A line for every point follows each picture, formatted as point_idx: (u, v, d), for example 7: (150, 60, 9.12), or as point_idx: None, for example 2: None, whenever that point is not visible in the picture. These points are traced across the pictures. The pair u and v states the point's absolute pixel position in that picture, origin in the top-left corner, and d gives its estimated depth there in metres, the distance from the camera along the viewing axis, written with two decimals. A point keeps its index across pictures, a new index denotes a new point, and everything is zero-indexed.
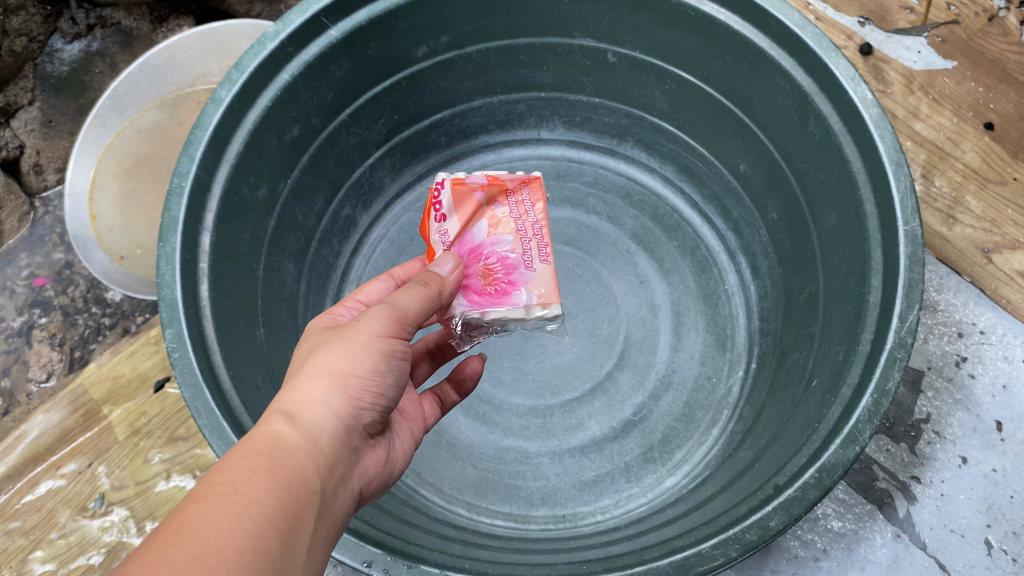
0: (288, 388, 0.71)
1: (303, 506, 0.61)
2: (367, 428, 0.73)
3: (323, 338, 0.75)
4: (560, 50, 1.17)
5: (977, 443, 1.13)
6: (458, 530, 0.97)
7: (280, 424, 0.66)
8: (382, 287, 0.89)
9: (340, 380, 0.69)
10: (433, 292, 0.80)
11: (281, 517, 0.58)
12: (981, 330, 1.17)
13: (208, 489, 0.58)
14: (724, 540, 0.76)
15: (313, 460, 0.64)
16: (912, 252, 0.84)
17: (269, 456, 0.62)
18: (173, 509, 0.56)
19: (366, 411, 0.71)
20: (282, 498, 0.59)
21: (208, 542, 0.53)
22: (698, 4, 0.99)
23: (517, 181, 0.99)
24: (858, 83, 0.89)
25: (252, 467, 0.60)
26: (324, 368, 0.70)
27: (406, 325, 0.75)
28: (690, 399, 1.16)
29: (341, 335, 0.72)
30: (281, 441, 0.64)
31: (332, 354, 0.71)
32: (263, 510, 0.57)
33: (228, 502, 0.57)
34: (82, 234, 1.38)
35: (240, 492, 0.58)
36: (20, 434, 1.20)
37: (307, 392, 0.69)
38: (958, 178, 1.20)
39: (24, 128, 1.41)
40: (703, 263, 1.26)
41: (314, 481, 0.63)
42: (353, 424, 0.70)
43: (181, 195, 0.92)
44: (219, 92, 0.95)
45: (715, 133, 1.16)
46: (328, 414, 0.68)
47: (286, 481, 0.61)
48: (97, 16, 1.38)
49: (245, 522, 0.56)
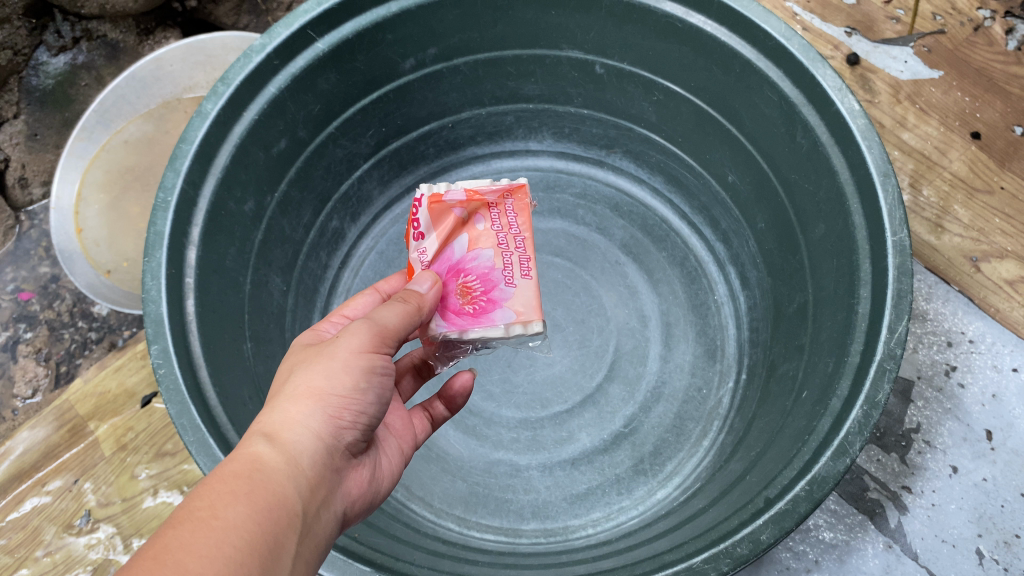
0: (269, 409, 0.70)
1: (283, 530, 0.60)
2: (349, 448, 0.72)
3: (304, 356, 0.74)
4: (548, 61, 1.17)
5: (967, 452, 1.13)
6: (447, 546, 0.97)
7: (260, 446, 0.66)
8: (368, 301, 0.90)
9: (320, 400, 0.69)
10: (412, 308, 0.80)
11: (261, 541, 0.57)
12: (970, 339, 1.18)
13: (186, 514, 0.57)
14: (715, 554, 0.75)
15: (293, 482, 0.64)
16: (900, 263, 0.84)
17: (249, 479, 0.61)
18: (150, 537, 0.55)
19: (347, 430, 0.71)
20: (262, 522, 0.58)
21: (186, 569, 0.52)
22: (685, 15, 0.99)
23: (499, 194, 0.98)
24: (845, 94, 0.90)
25: (231, 492, 0.60)
26: (304, 388, 0.69)
27: (387, 340, 0.75)
28: (680, 410, 1.15)
29: (322, 353, 0.72)
30: (261, 463, 0.64)
31: (312, 372, 0.70)
32: (243, 534, 0.57)
33: (206, 526, 0.56)
34: (68, 248, 1.36)
35: (218, 517, 0.57)
36: (5, 450, 1.19)
37: (288, 412, 0.68)
38: (945, 187, 1.21)
39: (8, 141, 1.40)
40: (692, 273, 1.26)
41: (295, 504, 0.63)
42: (335, 444, 0.69)
43: (167, 210, 0.91)
44: (205, 105, 0.94)
45: (703, 144, 1.16)
46: (308, 435, 0.67)
47: (265, 504, 0.60)
48: (83, 29, 1.38)
49: (224, 548, 0.55)
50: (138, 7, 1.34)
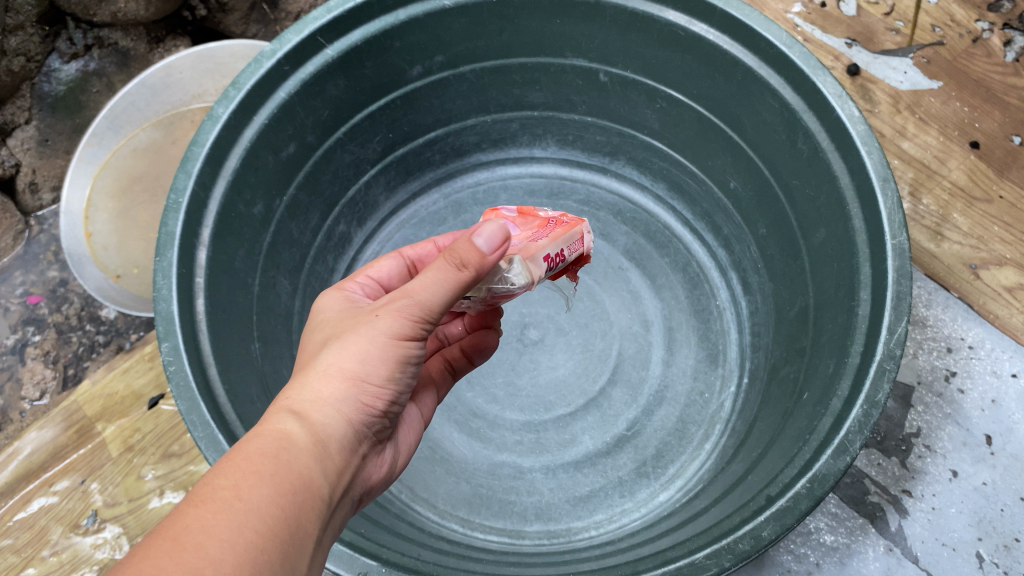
0: (299, 382, 0.71)
1: (307, 513, 0.61)
2: (375, 428, 0.74)
3: (340, 327, 0.75)
4: (552, 69, 1.19)
5: (967, 457, 1.14)
6: (451, 544, 0.98)
7: (289, 424, 0.66)
8: (392, 265, 0.92)
9: (353, 382, 0.69)
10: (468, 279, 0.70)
11: (283, 525, 0.58)
12: (969, 345, 1.19)
13: (210, 494, 0.58)
14: (717, 550, 0.76)
15: (320, 464, 0.65)
16: (900, 266, 0.85)
17: (275, 459, 0.62)
18: (172, 513, 0.56)
19: (376, 412, 0.72)
20: (285, 505, 0.60)
21: (207, 553, 0.53)
22: (688, 24, 1.01)
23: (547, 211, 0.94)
24: (845, 100, 0.92)
25: (257, 472, 0.60)
26: (336, 368, 0.70)
27: (427, 323, 0.72)
28: (683, 414, 1.16)
29: (359, 331, 0.71)
30: (288, 442, 0.64)
31: (347, 352, 0.70)
32: (265, 519, 0.58)
33: (229, 509, 0.57)
34: (77, 251, 1.38)
35: (243, 499, 0.58)
36: (13, 451, 1.20)
37: (320, 391, 0.69)
38: (944, 196, 1.22)
39: (20, 146, 1.42)
40: (695, 279, 1.27)
41: (319, 487, 0.64)
42: (363, 424, 0.71)
43: (178, 211, 0.92)
44: (216, 109, 0.96)
45: (705, 150, 1.18)
46: (338, 417, 0.68)
47: (290, 487, 0.61)
48: (95, 36, 1.39)
49: (246, 532, 0.56)
50: (148, 15, 1.36)
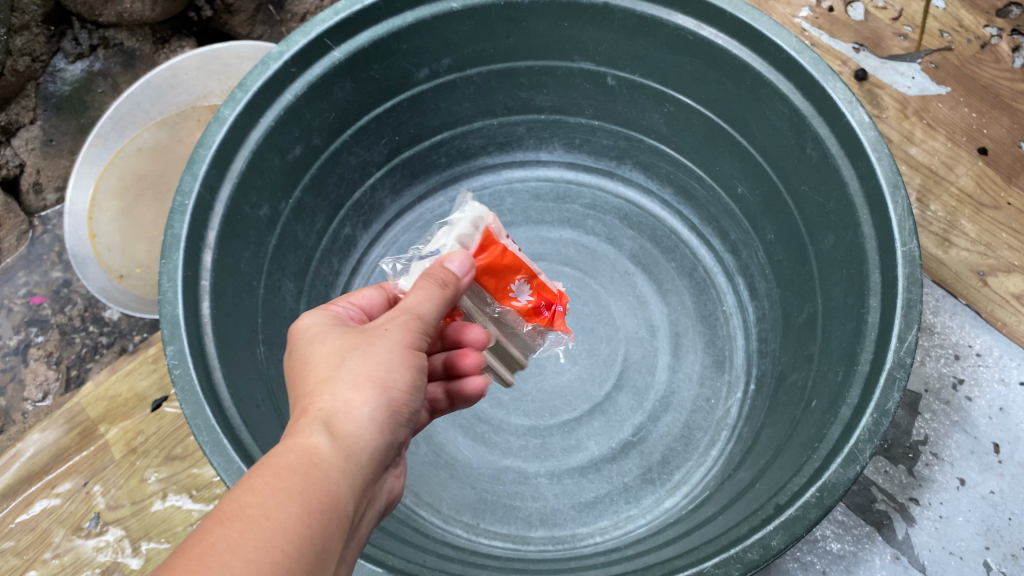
0: (323, 394, 0.69)
1: (333, 534, 0.59)
2: (394, 444, 0.73)
3: (351, 339, 0.74)
4: (560, 72, 1.18)
5: (974, 465, 1.13)
6: (456, 551, 0.97)
7: (318, 437, 0.65)
8: (375, 295, 0.90)
9: (381, 394, 0.70)
10: (449, 293, 0.81)
11: (310, 546, 0.57)
12: (977, 352, 1.18)
13: (237, 512, 0.55)
14: (726, 559, 0.76)
15: (348, 481, 0.63)
16: (910, 273, 0.85)
17: (305, 475, 0.60)
18: (196, 530, 0.54)
19: (398, 426, 0.72)
20: (313, 525, 0.58)
21: (232, 574, 0.51)
22: (697, 28, 1.01)
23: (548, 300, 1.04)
24: (855, 106, 0.91)
25: (287, 489, 0.58)
26: (364, 379, 0.70)
27: (424, 333, 0.77)
28: (689, 420, 1.16)
29: (371, 345, 0.72)
30: (318, 456, 0.63)
31: (371, 364, 0.71)
32: (293, 539, 0.55)
33: (258, 529, 0.55)
34: (81, 252, 1.36)
35: (270, 518, 0.56)
36: (15, 453, 1.19)
37: (348, 400, 0.68)
38: (953, 203, 1.22)
39: (24, 146, 1.41)
40: (701, 284, 1.27)
41: (345, 505, 0.62)
42: (388, 438, 0.70)
43: (184, 213, 0.92)
44: (222, 111, 0.95)
45: (713, 155, 1.17)
46: (369, 430, 0.68)
47: (318, 506, 0.59)
48: (100, 36, 1.38)
49: (275, 554, 0.54)
50: (155, 15, 1.36)
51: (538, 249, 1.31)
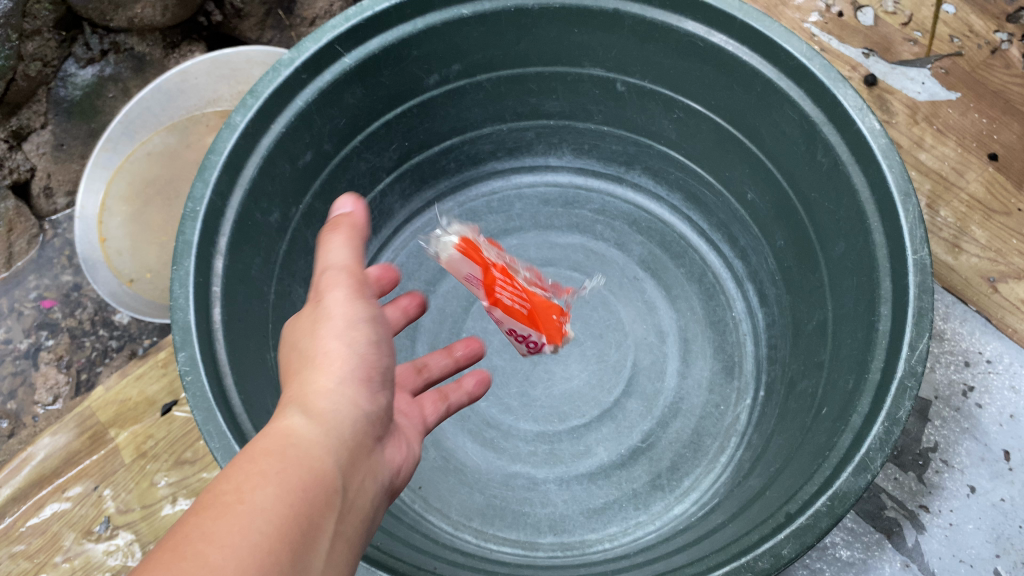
0: (291, 389, 0.71)
1: (320, 508, 0.60)
2: (378, 419, 0.74)
3: (302, 332, 0.77)
4: (569, 78, 1.19)
5: (985, 473, 1.13)
6: (466, 557, 0.98)
7: (293, 422, 0.66)
8: None
9: (341, 363, 0.72)
10: (353, 228, 0.83)
11: (295, 522, 0.56)
12: (987, 360, 1.18)
13: (210, 502, 0.55)
14: (736, 569, 0.76)
15: (329, 455, 0.64)
16: (921, 281, 0.84)
17: (280, 456, 0.61)
18: (171, 528, 0.53)
19: (375, 395, 0.74)
20: (294, 502, 0.57)
21: (208, 560, 0.50)
22: (708, 34, 1.01)
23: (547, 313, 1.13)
24: (866, 114, 0.91)
25: (260, 471, 0.59)
26: (321, 355, 0.72)
27: (365, 288, 0.80)
28: (698, 426, 1.16)
29: (320, 319, 0.75)
30: (292, 439, 0.64)
31: (323, 338, 0.73)
32: (272, 518, 0.55)
33: (233, 512, 0.54)
34: (91, 256, 1.37)
35: (245, 501, 0.56)
36: (25, 456, 1.20)
37: (316, 382, 0.70)
38: (962, 209, 1.22)
39: (35, 151, 1.42)
40: (710, 290, 1.26)
41: (330, 478, 0.63)
42: (368, 410, 0.72)
43: (195, 220, 0.92)
44: (234, 117, 0.96)
45: (723, 161, 1.17)
46: (342, 404, 0.69)
47: (298, 483, 0.59)
48: (111, 41, 1.38)
49: (253, 534, 0.53)
50: (164, 20, 1.36)
51: (547, 254, 1.31)
